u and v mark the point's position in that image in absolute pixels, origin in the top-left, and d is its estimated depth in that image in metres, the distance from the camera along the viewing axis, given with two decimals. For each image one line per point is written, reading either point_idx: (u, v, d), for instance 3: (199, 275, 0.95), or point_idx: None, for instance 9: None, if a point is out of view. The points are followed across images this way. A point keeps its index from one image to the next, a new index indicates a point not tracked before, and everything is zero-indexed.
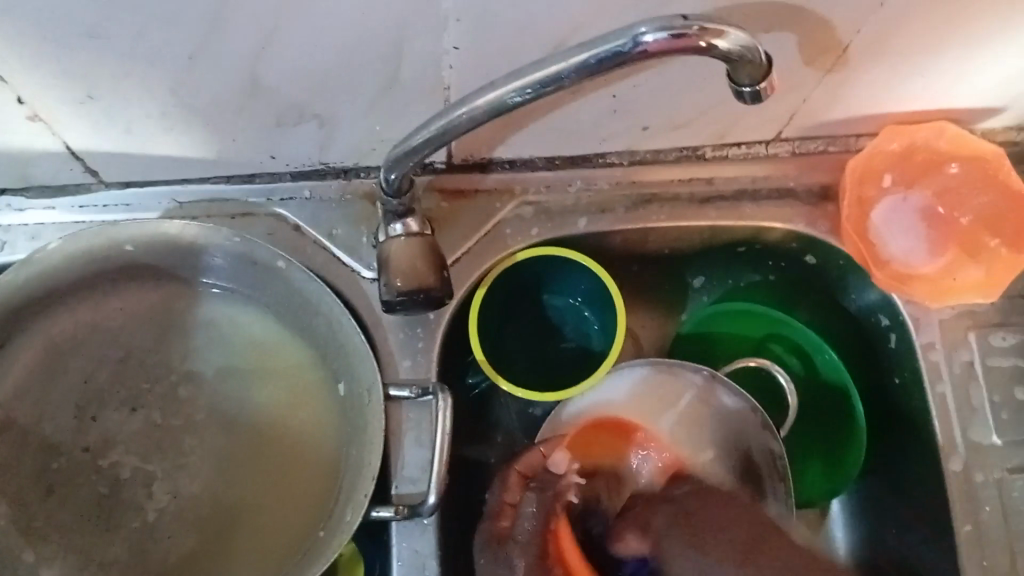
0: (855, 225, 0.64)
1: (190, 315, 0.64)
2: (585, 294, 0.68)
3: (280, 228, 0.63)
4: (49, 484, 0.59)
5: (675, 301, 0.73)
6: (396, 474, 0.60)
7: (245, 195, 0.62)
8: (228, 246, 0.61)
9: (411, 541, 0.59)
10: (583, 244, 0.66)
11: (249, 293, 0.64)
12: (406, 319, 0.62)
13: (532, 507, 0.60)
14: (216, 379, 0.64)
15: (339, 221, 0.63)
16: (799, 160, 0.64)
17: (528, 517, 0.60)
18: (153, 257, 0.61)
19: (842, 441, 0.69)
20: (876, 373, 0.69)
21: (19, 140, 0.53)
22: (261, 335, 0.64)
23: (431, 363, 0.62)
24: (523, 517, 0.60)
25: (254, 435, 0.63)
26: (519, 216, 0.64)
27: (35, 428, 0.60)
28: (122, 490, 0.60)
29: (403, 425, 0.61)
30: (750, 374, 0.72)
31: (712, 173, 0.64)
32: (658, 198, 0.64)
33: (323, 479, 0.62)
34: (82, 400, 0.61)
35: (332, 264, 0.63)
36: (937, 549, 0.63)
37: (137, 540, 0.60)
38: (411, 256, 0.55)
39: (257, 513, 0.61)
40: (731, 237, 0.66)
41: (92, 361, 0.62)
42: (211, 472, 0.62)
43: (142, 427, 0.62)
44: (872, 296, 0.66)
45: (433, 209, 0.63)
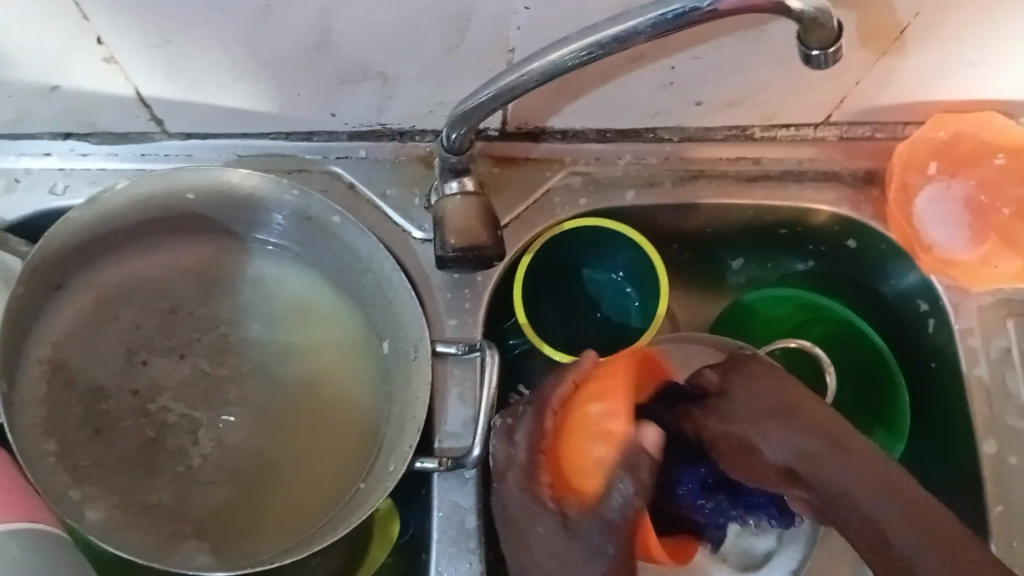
0: (899, 210, 0.65)
1: (241, 268, 0.65)
2: (627, 269, 0.69)
3: (334, 186, 0.64)
4: (97, 425, 0.60)
5: (713, 281, 0.74)
6: (440, 429, 0.61)
7: (302, 152, 0.64)
8: (286, 200, 0.62)
9: (451, 494, 0.60)
10: (628, 218, 0.67)
11: (300, 250, 0.65)
12: (453, 279, 0.64)
13: (628, 490, 0.50)
14: (265, 332, 0.65)
15: (392, 182, 0.65)
16: (845, 145, 0.66)
17: (621, 494, 0.50)
18: (211, 209, 0.63)
19: (879, 423, 0.69)
20: (912, 360, 0.70)
21: (92, 82, 0.55)
22: (310, 291, 0.66)
23: (476, 324, 0.63)
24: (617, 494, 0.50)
25: (299, 389, 0.64)
26: (568, 186, 0.65)
27: (85, 370, 0.61)
28: (168, 434, 0.61)
29: (447, 382, 0.62)
30: (790, 356, 0.72)
31: (759, 154, 0.65)
32: (706, 175, 0.66)
33: (366, 433, 0.63)
34: (132, 345, 0.62)
35: (384, 224, 0.64)
36: (968, 530, 0.64)
37: (182, 483, 0.61)
38: (467, 215, 0.57)
39: (299, 468, 0.62)
40: (774, 218, 0.67)
41: (144, 308, 0.63)
42: (256, 423, 0.63)
43: (189, 373, 0.63)
44: (911, 280, 0.67)
45: (485, 174, 0.65)
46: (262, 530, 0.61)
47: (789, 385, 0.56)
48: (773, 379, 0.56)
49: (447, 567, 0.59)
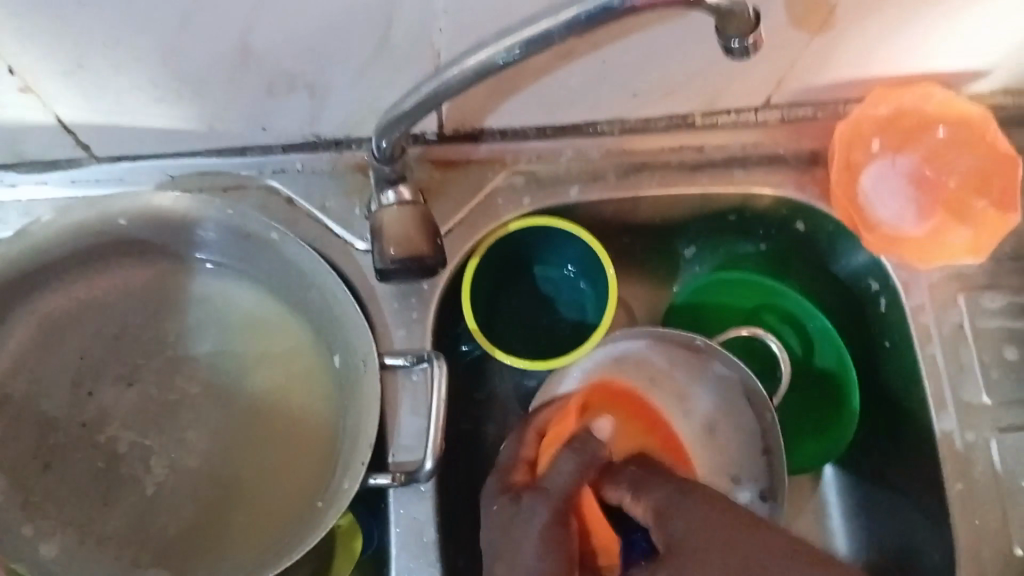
0: (844, 190, 0.65)
1: (184, 291, 0.64)
2: (577, 265, 0.68)
3: (271, 201, 0.63)
4: (46, 459, 0.59)
5: (666, 272, 0.74)
6: (393, 442, 0.60)
7: (236, 169, 0.63)
8: (220, 218, 0.61)
9: (408, 508, 0.59)
10: (575, 213, 0.66)
11: (243, 268, 0.64)
12: (400, 289, 0.63)
13: (567, 467, 0.55)
14: (212, 354, 0.63)
15: (331, 193, 0.64)
16: (789, 126, 0.65)
17: (563, 473, 0.55)
18: (147, 233, 0.61)
19: (835, 402, 0.69)
20: (867, 338, 0.70)
21: (10, 112, 0.53)
22: (256, 309, 0.65)
23: (425, 332, 0.62)
24: (558, 474, 0.55)
25: (250, 410, 0.63)
26: (511, 185, 0.64)
27: (29, 405, 0.60)
28: (119, 464, 0.60)
29: (398, 393, 0.61)
30: (745, 344, 0.72)
31: (701, 141, 0.65)
32: (651, 166, 0.65)
33: (322, 450, 0.62)
34: (77, 376, 0.61)
35: (325, 236, 0.63)
36: (929, 507, 0.64)
37: (136, 514, 0.59)
38: (405, 224, 0.57)
39: (257, 489, 0.61)
40: (721, 204, 0.67)
41: (87, 337, 0.62)
42: (208, 446, 0.62)
43: (138, 401, 0.61)
44: (860, 260, 0.67)
45: (426, 179, 0.64)
46: (221, 555, 0.59)
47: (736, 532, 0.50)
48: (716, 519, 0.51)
49: None
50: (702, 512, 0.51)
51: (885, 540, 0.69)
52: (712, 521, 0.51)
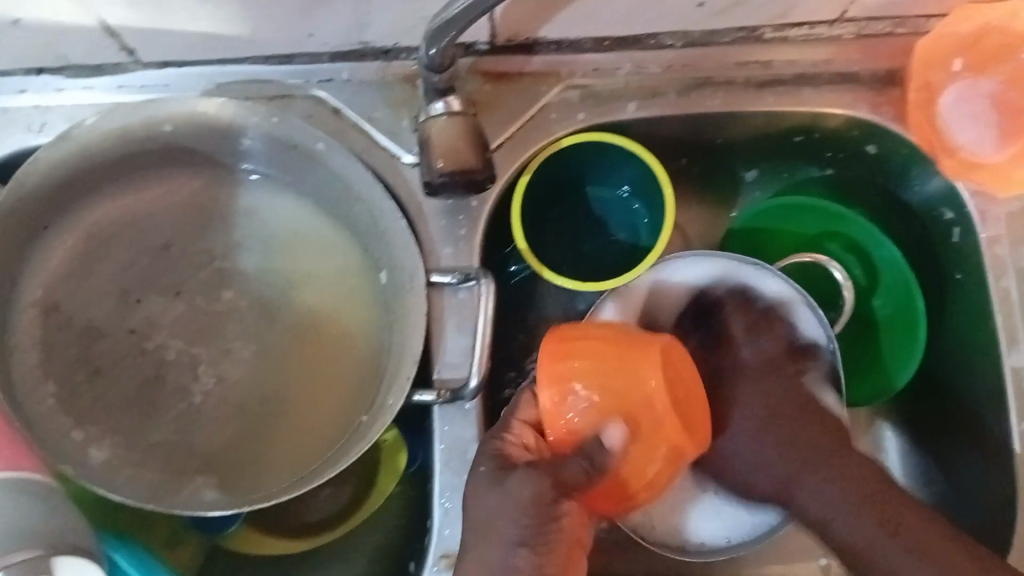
0: (921, 111, 0.61)
1: (231, 202, 0.63)
2: (631, 182, 0.66)
3: (319, 111, 0.62)
4: (95, 365, 0.59)
5: (725, 196, 0.71)
6: (438, 359, 0.60)
7: (282, 77, 0.61)
8: (264, 127, 0.59)
9: (452, 426, 0.59)
10: (631, 131, 0.63)
11: (291, 180, 0.63)
12: (448, 206, 0.61)
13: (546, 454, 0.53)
14: (258, 267, 0.63)
15: (379, 104, 0.62)
16: (863, 42, 0.61)
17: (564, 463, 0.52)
18: (193, 140, 0.60)
19: (896, 335, 0.67)
20: (938, 271, 0.66)
21: (54, 12, 0.52)
22: (303, 222, 0.63)
23: (474, 250, 0.61)
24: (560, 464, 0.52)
25: (296, 325, 0.62)
26: (565, 101, 0.62)
27: (79, 312, 0.60)
28: (167, 371, 0.60)
29: (444, 312, 0.60)
30: (804, 272, 0.69)
31: (769, 56, 0.61)
32: (712, 83, 0.62)
33: (368, 366, 0.62)
34: (125, 284, 0.61)
35: (373, 148, 0.61)
36: (991, 448, 0.61)
37: (185, 422, 0.60)
38: (453, 136, 0.55)
39: (304, 403, 0.61)
40: (787, 125, 0.63)
41: (134, 246, 0.62)
42: (254, 357, 0.61)
43: (186, 311, 0.61)
44: (934, 187, 0.63)
45: (476, 92, 0.61)
46: (268, 466, 0.60)
47: (812, 426, 0.62)
48: (800, 412, 0.62)
49: (452, 498, 0.58)
50: (794, 385, 0.63)
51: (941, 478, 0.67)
52: (776, 389, 0.63)
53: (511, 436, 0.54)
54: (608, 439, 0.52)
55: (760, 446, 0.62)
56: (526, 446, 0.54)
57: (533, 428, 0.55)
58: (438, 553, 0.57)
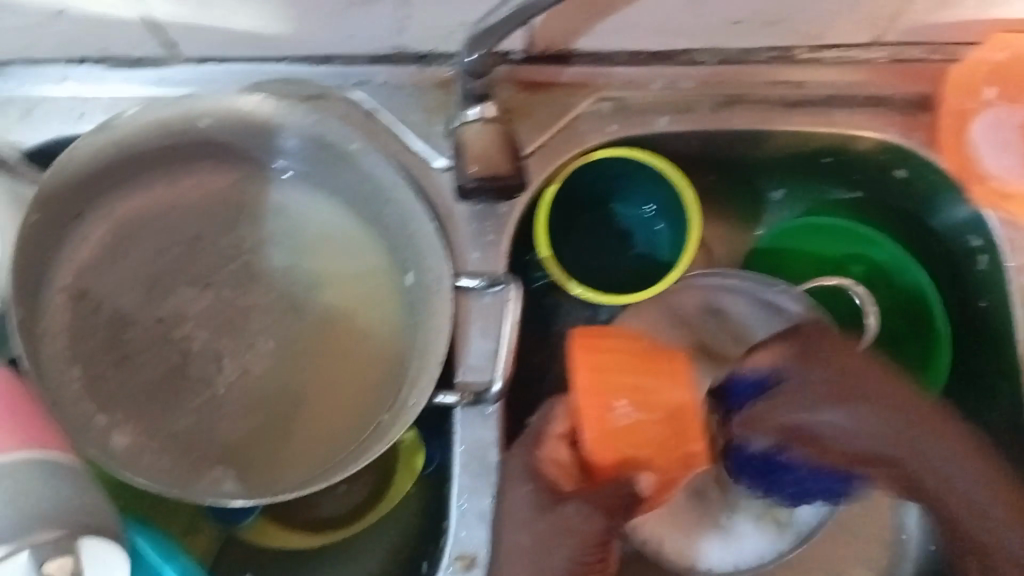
0: (953, 139, 0.61)
1: (263, 198, 0.64)
2: (655, 197, 0.66)
3: (354, 113, 0.62)
4: (122, 353, 0.60)
5: (752, 215, 0.71)
6: (463, 361, 0.60)
7: (320, 77, 0.62)
8: (302, 126, 0.60)
9: (472, 429, 0.59)
10: (661, 145, 0.64)
11: (323, 179, 0.64)
12: (478, 211, 0.62)
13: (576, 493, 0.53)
14: (286, 264, 0.63)
15: (413, 108, 0.62)
16: (896, 67, 0.61)
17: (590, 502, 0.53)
18: (227, 135, 0.61)
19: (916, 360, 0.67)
20: (963, 298, 0.66)
21: (102, 3, 0.53)
22: (333, 222, 0.64)
23: (500, 256, 0.61)
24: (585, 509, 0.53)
25: (321, 322, 0.63)
26: (597, 112, 0.62)
27: (109, 300, 0.61)
28: (192, 363, 0.61)
29: (470, 315, 0.61)
30: (829, 293, 0.69)
31: (801, 77, 0.62)
32: (744, 100, 0.62)
33: (391, 366, 0.62)
34: (155, 274, 0.62)
35: (405, 151, 0.62)
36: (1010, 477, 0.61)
37: (207, 413, 0.60)
38: (488, 142, 0.55)
39: (326, 400, 0.62)
40: (816, 146, 0.64)
41: (166, 238, 0.62)
42: (278, 352, 0.62)
43: (213, 303, 0.62)
44: (962, 215, 0.63)
45: (511, 100, 0.62)
46: (287, 460, 0.60)
47: (889, 396, 0.55)
48: (862, 377, 0.55)
49: (470, 500, 0.58)
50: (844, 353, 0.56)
51: None
52: (820, 374, 0.55)
53: (546, 451, 0.56)
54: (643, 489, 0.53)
55: (856, 420, 0.55)
56: (560, 462, 0.55)
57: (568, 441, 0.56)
58: (453, 555, 0.57)
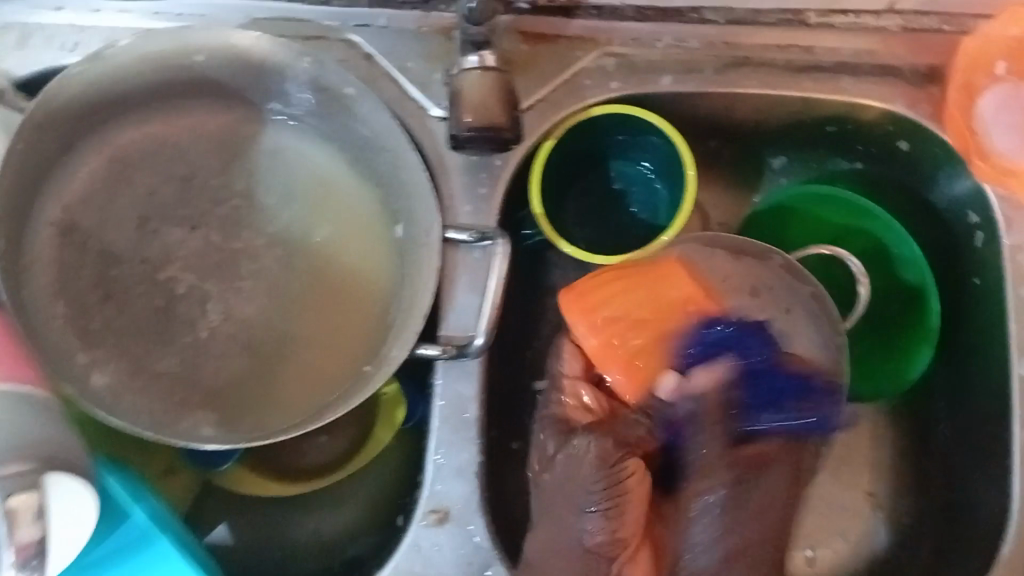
0: (960, 111, 0.60)
1: (255, 141, 0.63)
2: (654, 158, 0.66)
3: (351, 56, 0.61)
4: (107, 290, 0.59)
5: (752, 181, 0.70)
6: (446, 314, 0.59)
7: (319, 17, 0.61)
8: (296, 68, 0.59)
9: (453, 383, 0.59)
10: (664, 104, 0.62)
11: (317, 124, 0.63)
12: (472, 162, 0.60)
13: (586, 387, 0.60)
14: (276, 209, 0.62)
15: (413, 55, 0.61)
16: (908, 36, 0.61)
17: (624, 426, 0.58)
18: (223, 73, 0.60)
19: (910, 332, 0.65)
20: (959, 273, 0.65)
21: None
22: (326, 166, 0.63)
23: (493, 210, 0.60)
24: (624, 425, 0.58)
25: (310, 269, 0.62)
26: (601, 68, 0.61)
27: (96, 236, 0.60)
28: (177, 304, 0.60)
29: (457, 268, 0.60)
30: (823, 264, 0.68)
31: (811, 42, 0.61)
32: (750, 63, 0.61)
33: (377, 315, 0.61)
34: (143, 213, 0.61)
35: (401, 98, 0.61)
36: (992, 458, 0.61)
37: (189, 355, 0.60)
38: (484, 92, 0.54)
39: (309, 348, 0.61)
40: (821, 115, 0.62)
41: (156, 174, 0.61)
42: (265, 298, 0.61)
43: (201, 245, 0.61)
44: (964, 188, 0.62)
45: (513, 51, 0.60)
46: (272, 405, 0.60)
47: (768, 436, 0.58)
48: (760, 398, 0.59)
49: (446, 455, 0.58)
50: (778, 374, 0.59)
51: (940, 486, 0.66)
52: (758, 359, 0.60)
53: (567, 396, 0.60)
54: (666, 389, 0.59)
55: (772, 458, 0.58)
56: (587, 407, 0.59)
57: (583, 380, 0.60)
58: (427, 508, 0.57)
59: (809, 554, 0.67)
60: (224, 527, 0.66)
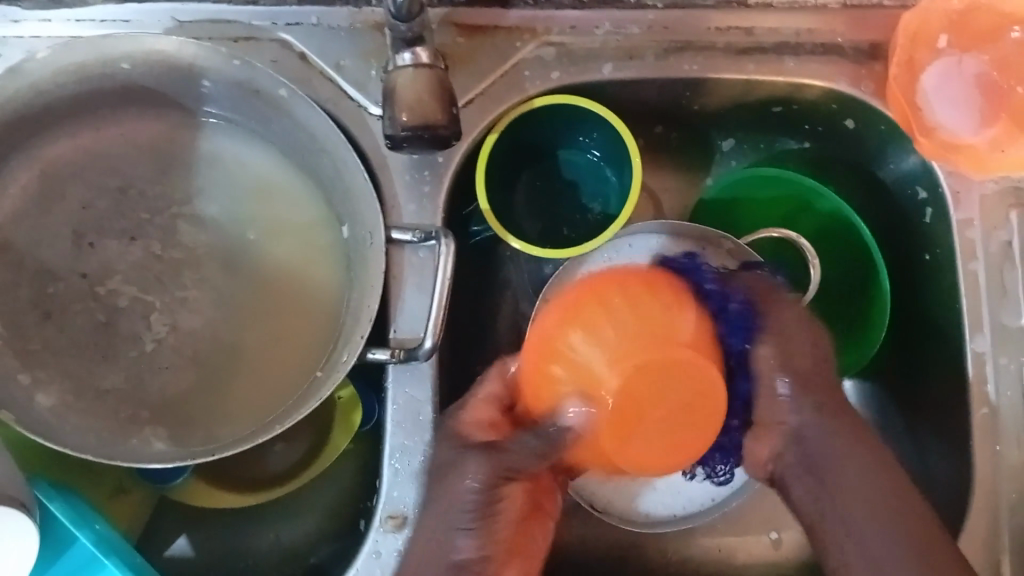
0: (902, 87, 0.59)
1: (191, 147, 0.61)
2: (601, 147, 0.65)
3: (284, 57, 0.59)
4: (45, 308, 0.57)
5: (700, 165, 0.70)
6: (396, 316, 0.58)
7: (248, 18, 0.59)
8: (225, 71, 0.57)
9: (406, 386, 0.58)
10: (607, 92, 0.61)
11: (252, 126, 0.61)
12: (414, 160, 0.59)
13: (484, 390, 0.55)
14: (218, 216, 0.61)
15: (347, 52, 0.60)
16: (849, 13, 0.60)
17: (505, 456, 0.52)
18: (151, 79, 0.58)
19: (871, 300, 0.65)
20: (910, 250, 0.65)
21: None
22: (264, 168, 0.61)
23: (438, 209, 0.59)
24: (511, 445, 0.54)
25: (254, 275, 0.60)
26: (540, 58, 0.60)
27: (31, 253, 0.58)
28: (119, 319, 0.58)
29: (404, 268, 0.58)
30: (777, 247, 0.68)
31: (753, 22, 0.60)
32: (691, 48, 0.60)
33: (325, 320, 0.60)
34: (79, 226, 0.59)
35: (338, 97, 0.59)
36: (950, 435, 0.61)
37: (135, 369, 0.58)
38: (420, 89, 0.53)
39: (257, 356, 0.60)
40: (767, 96, 0.62)
41: (89, 187, 0.59)
42: (210, 308, 0.60)
43: (140, 257, 0.59)
44: (911, 163, 0.62)
45: (448, 45, 0.59)
46: (219, 420, 0.58)
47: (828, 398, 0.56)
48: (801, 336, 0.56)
49: (402, 459, 0.57)
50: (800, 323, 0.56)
51: None
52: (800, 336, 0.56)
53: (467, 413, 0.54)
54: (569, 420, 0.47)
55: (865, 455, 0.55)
56: (485, 424, 0.53)
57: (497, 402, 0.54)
58: (385, 514, 0.57)
59: (774, 537, 0.68)
60: (185, 538, 0.65)
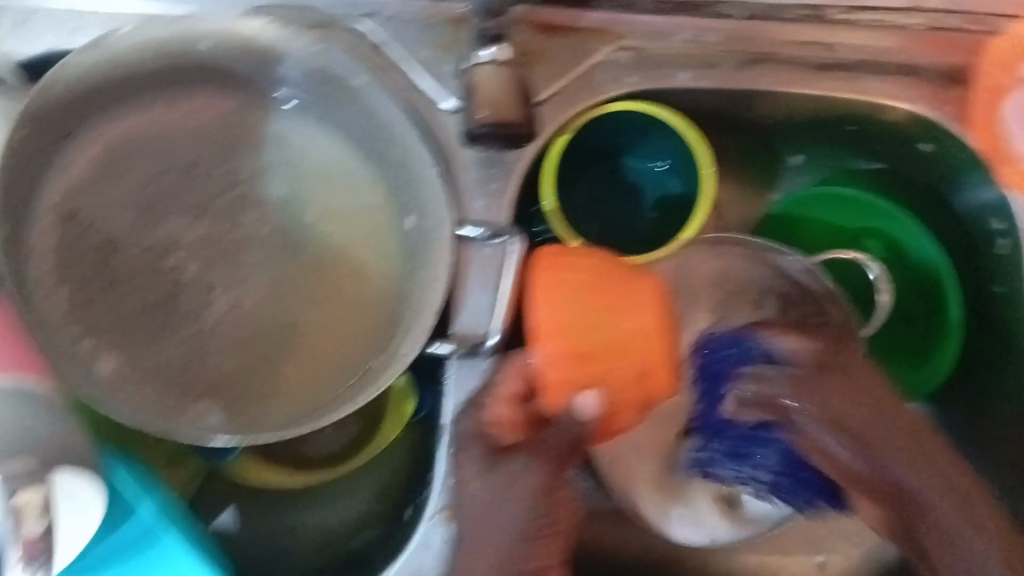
0: (984, 114, 0.59)
1: (258, 127, 0.61)
2: (670, 156, 0.64)
3: (359, 46, 0.59)
4: (110, 279, 0.58)
5: (768, 177, 0.69)
6: (458, 309, 0.59)
7: (327, 5, 0.60)
8: (306, 58, 0.58)
9: (465, 380, 0.58)
10: (681, 99, 0.61)
11: (324, 111, 0.61)
12: (485, 156, 0.59)
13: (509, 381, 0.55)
14: (283, 197, 0.61)
15: (425, 45, 0.60)
16: (933, 35, 0.59)
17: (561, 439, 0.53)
18: (229, 61, 0.59)
19: (939, 325, 0.65)
20: (981, 278, 0.64)
21: None
22: (331, 154, 0.61)
23: (505, 205, 0.59)
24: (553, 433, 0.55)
25: (316, 260, 0.60)
26: (616, 61, 0.59)
27: (98, 224, 0.58)
28: (181, 294, 0.59)
29: (469, 264, 0.59)
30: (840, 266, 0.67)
31: (834, 37, 0.59)
32: (769, 59, 0.59)
33: (383, 310, 0.60)
34: (147, 200, 0.59)
35: (413, 89, 0.60)
36: None
37: (195, 345, 0.59)
38: (499, 87, 0.56)
39: (313, 342, 0.60)
40: (846, 114, 0.61)
41: (158, 161, 0.60)
42: (269, 290, 0.60)
43: (205, 234, 0.60)
44: (988, 194, 0.60)
45: (526, 42, 0.59)
46: (272, 403, 0.59)
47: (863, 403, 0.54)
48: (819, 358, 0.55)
49: None
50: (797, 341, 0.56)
51: None
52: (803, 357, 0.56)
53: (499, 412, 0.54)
54: (582, 407, 0.55)
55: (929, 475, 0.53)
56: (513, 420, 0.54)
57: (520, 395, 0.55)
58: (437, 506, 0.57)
59: (819, 560, 0.68)
60: (231, 514, 0.65)
